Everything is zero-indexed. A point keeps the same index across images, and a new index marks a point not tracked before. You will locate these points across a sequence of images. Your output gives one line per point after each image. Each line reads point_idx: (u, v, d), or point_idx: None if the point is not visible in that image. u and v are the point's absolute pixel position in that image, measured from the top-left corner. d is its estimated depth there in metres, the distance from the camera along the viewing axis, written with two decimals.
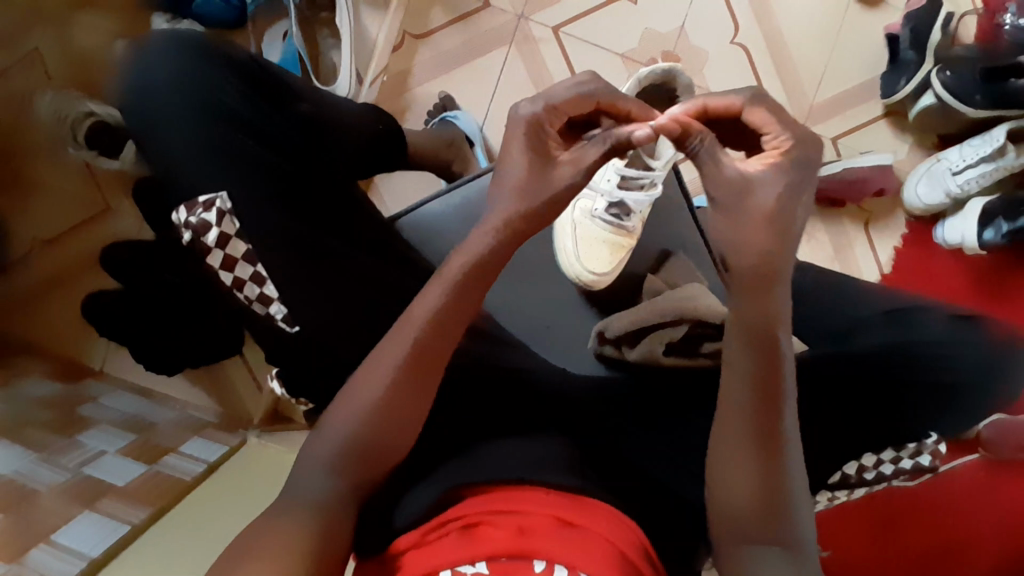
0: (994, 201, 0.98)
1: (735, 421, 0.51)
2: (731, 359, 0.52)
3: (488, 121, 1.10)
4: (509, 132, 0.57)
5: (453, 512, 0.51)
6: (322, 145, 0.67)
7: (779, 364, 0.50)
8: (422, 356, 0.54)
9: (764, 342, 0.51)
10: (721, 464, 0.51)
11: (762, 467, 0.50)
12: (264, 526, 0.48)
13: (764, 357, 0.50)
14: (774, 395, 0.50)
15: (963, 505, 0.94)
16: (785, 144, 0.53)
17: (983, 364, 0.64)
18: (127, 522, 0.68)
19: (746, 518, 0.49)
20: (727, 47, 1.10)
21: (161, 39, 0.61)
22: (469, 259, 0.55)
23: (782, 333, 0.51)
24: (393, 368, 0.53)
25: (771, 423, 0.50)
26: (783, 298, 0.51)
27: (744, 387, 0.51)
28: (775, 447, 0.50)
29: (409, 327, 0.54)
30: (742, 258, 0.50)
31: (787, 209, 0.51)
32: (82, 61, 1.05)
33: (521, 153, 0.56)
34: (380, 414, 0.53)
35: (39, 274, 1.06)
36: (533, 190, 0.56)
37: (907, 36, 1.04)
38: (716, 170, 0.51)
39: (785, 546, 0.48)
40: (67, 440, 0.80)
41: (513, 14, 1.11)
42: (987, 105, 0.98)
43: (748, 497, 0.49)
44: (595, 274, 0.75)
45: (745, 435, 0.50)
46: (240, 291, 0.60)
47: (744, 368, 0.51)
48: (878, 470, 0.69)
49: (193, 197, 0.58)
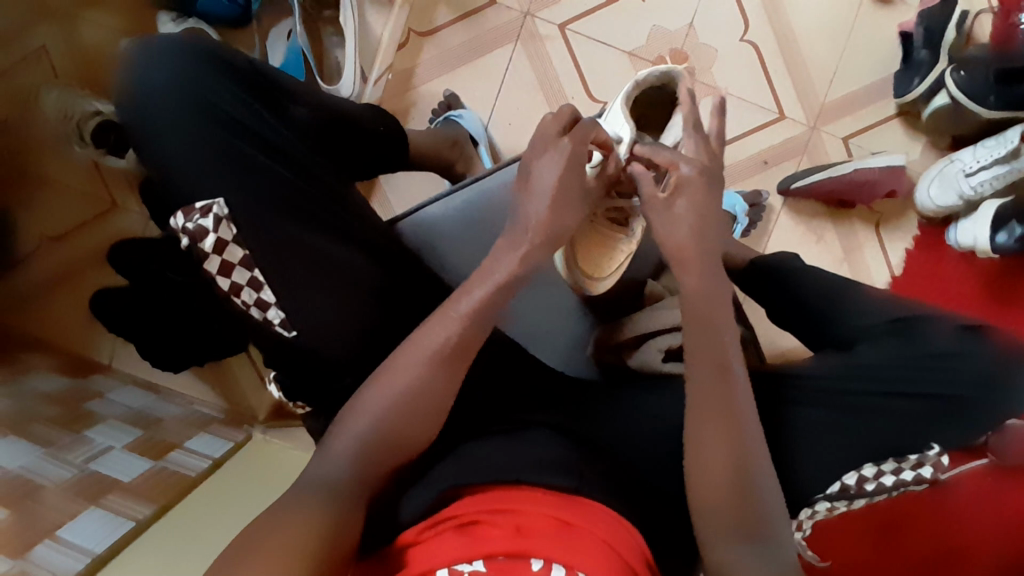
0: (1006, 206, 0.94)
1: (710, 411, 0.52)
2: (690, 346, 0.54)
3: (492, 120, 1.10)
4: (547, 154, 0.62)
5: (445, 511, 0.51)
6: (327, 148, 0.69)
7: (726, 344, 0.54)
8: (454, 349, 0.56)
9: (705, 314, 0.55)
10: (700, 459, 0.51)
11: (737, 456, 0.51)
12: (263, 525, 0.48)
13: (719, 339, 0.54)
14: (731, 375, 0.53)
15: (967, 509, 0.94)
16: (684, 165, 0.58)
17: (983, 379, 0.63)
18: (131, 519, 0.69)
19: (732, 516, 0.50)
20: (736, 45, 1.08)
21: (164, 42, 0.61)
22: (509, 269, 0.58)
23: (721, 314, 0.55)
24: (421, 362, 0.55)
25: (733, 404, 0.52)
26: (725, 290, 0.57)
27: (704, 367, 0.53)
28: (740, 429, 0.52)
29: (444, 318, 0.56)
30: (667, 240, 0.57)
31: (707, 213, 0.58)
32: (87, 58, 1.06)
33: (559, 164, 0.60)
34: (409, 408, 0.54)
35: (48, 271, 1.08)
36: (567, 198, 0.60)
37: (919, 36, 1.02)
38: (662, 209, 0.58)
39: (766, 542, 0.49)
40: (74, 436, 0.81)
41: (519, 12, 1.10)
42: (1000, 107, 0.95)
43: (728, 481, 0.50)
44: (591, 279, 0.73)
45: (710, 415, 0.52)
46: (238, 296, 0.60)
47: (704, 349, 0.54)
48: (879, 481, 0.63)
49: (190, 203, 0.58)
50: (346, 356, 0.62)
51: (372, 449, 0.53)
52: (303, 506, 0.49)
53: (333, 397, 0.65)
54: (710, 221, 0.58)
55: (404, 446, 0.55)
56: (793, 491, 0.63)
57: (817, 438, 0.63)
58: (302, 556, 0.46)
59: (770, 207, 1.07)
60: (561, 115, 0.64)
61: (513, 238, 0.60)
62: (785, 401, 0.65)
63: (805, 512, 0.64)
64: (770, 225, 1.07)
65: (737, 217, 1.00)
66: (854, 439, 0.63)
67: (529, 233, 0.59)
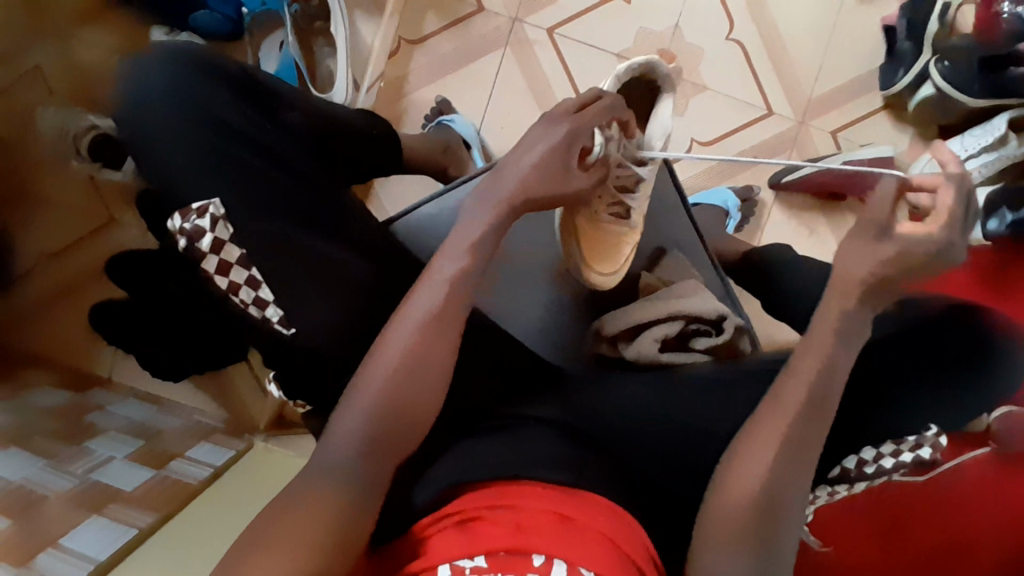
0: (995, 192, 0.97)
1: (775, 428, 0.52)
2: (796, 364, 0.56)
3: (484, 124, 1.11)
4: (537, 130, 0.64)
5: (444, 509, 0.52)
6: (318, 149, 0.70)
7: (831, 388, 0.54)
8: (442, 313, 0.56)
9: (829, 349, 0.55)
10: (733, 470, 0.52)
11: (763, 465, 0.51)
12: (269, 516, 0.48)
13: (827, 370, 0.54)
14: (821, 411, 0.53)
15: (968, 502, 0.81)
16: (945, 218, 0.56)
17: (984, 356, 0.64)
18: (133, 527, 0.68)
19: (735, 512, 0.50)
20: (722, 44, 1.10)
21: (164, 51, 0.62)
22: (491, 229, 0.60)
23: (836, 343, 0.55)
24: (413, 331, 0.55)
25: (802, 435, 0.52)
26: (861, 328, 0.57)
27: (792, 386, 0.54)
28: (785, 447, 0.52)
29: (433, 283, 0.57)
30: (857, 264, 0.57)
31: (920, 262, 0.55)
32: (81, 75, 1.07)
33: (548, 141, 0.62)
34: (402, 385, 0.54)
35: (52, 283, 1.09)
36: (554, 175, 0.61)
37: (903, 28, 1.04)
38: (872, 248, 0.57)
39: (767, 548, 0.50)
40: (75, 448, 0.81)
41: (507, 17, 1.12)
42: (986, 95, 0.97)
43: (744, 491, 0.50)
44: (603, 275, 0.74)
45: (770, 438, 0.52)
46: (235, 295, 0.60)
47: (803, 375, 0.54)
48: (878, 464, 0.65)
49: (186, 205, 0.58)
50: (344, 355, 0.63)
51: (372, 454, 0.52)
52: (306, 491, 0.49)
53: (332, 395, 0.66)
54: (912, 266, 0.55)
55: (402, 433, 0.54)
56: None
57: None
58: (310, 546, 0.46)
59: (763, 202, 1.08)
60: (583, 98, 0.66)
61: (495, 202, 0.61)
62: None
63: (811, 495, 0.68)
64: (763, 219, 1.09)
65: (730, 212, 1.01)
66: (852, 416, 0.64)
67: (515, 199, 0.60)
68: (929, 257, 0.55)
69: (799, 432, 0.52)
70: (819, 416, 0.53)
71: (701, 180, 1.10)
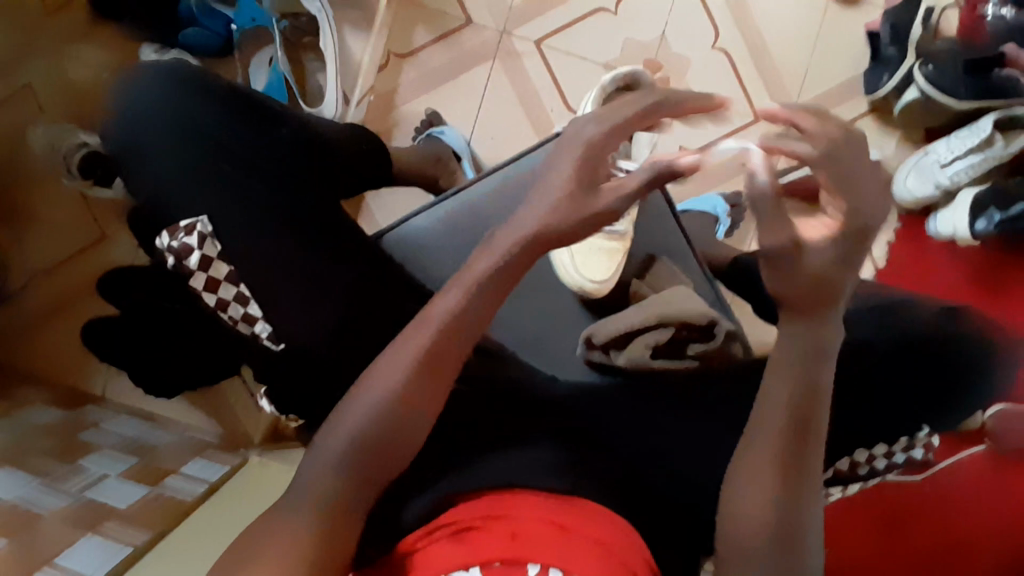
0: (983, 192, 0.98)
1: (768, 451, 0.48)
2: (768, 380, 0.50)
3: (474, 136, 1.12)
4: (564, 147, 0.55)
5: (438, 521, 0.51)
6: (306, 162, 0.67)
7: (815, 396, 0.49)
8: (433, 356, 0.51)
9: (807, 359, 0.49)
10: (734, 500, 0.48)
11: (776, 483, 0.47)
12: (260, 528, 0.47)
13: (804, 378, 0.49)
14: (809, 421, 0.48)
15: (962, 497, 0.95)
16: (841, 205, 0.47)
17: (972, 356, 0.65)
18: (128, 545, 0.67)
19: (748, 538, 0.47)
20: (708, 52, 1.11)
21: (155, 70, 0.64)
22: (495, 267, 0.53)
23: (827, 359, 0.49)
24: (402, 374, 0.51)
25: (797, 452, 0.48)
26: (830, 342, 0.50)
27: (773, 407, 0.49)
28: (788, 467, 0.47)
29: (424, 325, 0.52)
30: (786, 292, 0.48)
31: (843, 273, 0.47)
32: (78, 91, 1.08)
33: (571, 165, 0.53)
34: (391, 416, 0.50)
35: (42, 302, 1.08)
36: (571, 206, 0.52)
37: (886, 33, 1.05)
38: (791, 275, 0.48)
39: (795, 571, 0.46)
40: (70, 466, 0.81)
41: (496, 30, 1.13)
42: (971, 97, 0.99)
43: (755, 522, 0.47)
44: (594, 283, 0.76)
45: (765, 462, 0.48)
46: (224, 311, 0.62)
47: (783, 390, 0.49)
48: (870, 465, 0.68)
49: (175, 222, 0.60)
50: (335, 367, 0.63)
51: (360, 472, 0.49)
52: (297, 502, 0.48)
53: (323, 409, 0.66)
54: (833, 282, 0.47)
55: (396, 455, 0.51)
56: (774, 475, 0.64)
57: None
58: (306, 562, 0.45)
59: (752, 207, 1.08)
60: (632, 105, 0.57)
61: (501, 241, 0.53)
62: None
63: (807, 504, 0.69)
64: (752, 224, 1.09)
65: (719, 218, 1.02)
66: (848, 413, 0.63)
67: (523, 238, 0.53)
68: (839, 267, 0.47)
69: (789, 449, 0.48)
70: (805, 427, 0.48)
71: (692, 187, 1.11)
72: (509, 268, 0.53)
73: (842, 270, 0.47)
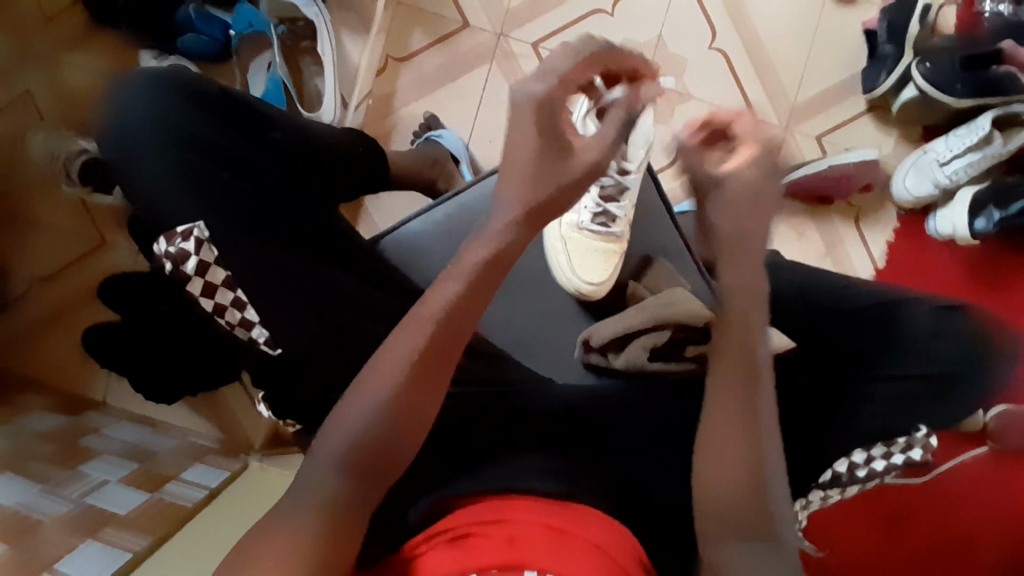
0: (983, 190, 0.99)
1: (727, 409, 0.49)
2: (718, 338, 0.52)
3: (472, 139, 1.12)
4: (518, 114, 0.54)
5: (436, 526, 0.52)
6: (301, 172, 0.69)
7: (755, 351, 0.51)
8: (437, 348, 0.52)
9: (745, 318, 0.53)
10: (705, 464, 0.48)
11: (740, 446, 0.48)
12: (257, 528, 0.48)
13: (751, 339, 0.51)
14: (760, 376, 0.50)
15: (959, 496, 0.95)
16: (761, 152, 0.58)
17: (972, 358, 0.64)
18: (128, 551, 0.67)
19: (721, 495, 0.46)
20: (705, 53, 1.11)
21: (145, 77, 0.64)
22: (492, 251, 0.54)
23: (760, 315, 0.53)
24: (398, 371, 0.51)
25: (756, 411, 0.49)
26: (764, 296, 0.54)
27: (728, 366, 0.51)
28: (755, 425, 0.48)
29: (423, 318, 0.52)
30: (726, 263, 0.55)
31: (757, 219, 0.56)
32: (72, 98, 1.08)
33: (534, 132, 0.54)
34: (384, 421, 0.51)
35: (42, 309, 1.09)
36: (550, 174, 0.55)
37: (883, 31, 1.05)
38: (722, 230, 0.56)
39: (771, 531, 0.45)
40: (70, 472, 0.81)
41: (493, 33, 1.13)
42: (968, 94, 0.99)
43: (731, 485, 0.46)
44: (592, 284, 0.76)
45: (729, 421, 0.49)
46: (222, 316, 0.62)
47: (734, 346, 0.51)
48: (868, 467, 0.67)
49: (171, 228, 0.60)
50: (332, 373, 0.63)
51: (355, 481, 0.50)
52: (290, 505, 0.48)
53: (321, 414, 0.66)
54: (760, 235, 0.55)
55: (394, 461, 0.51)
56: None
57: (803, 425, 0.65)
58: (302, 560, 0.45)
59: None
60: (574, 64, 0.57)
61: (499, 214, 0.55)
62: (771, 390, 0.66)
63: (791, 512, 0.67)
64: None
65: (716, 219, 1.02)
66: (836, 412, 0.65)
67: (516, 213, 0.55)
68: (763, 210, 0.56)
69: (748, 408, 0.49)
70: (753, 381, 0.50)
71: None
72: (505, 254, 0.54)
73: (763, 221, 0.56)
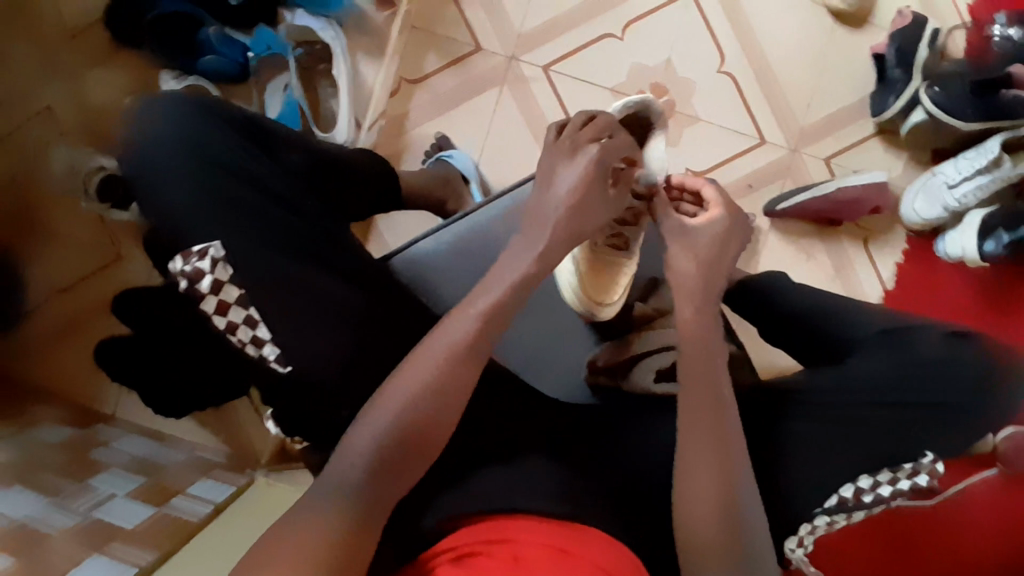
0: (992, 213, 0.97)
1: (701, 441, 0.55)
2: (686, 369, 0.58)
3: (482, 159, 1.14)
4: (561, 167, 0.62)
5: (440, 546, 0.52)
6: (316, 193, 0.71)
7: (718, 379, 0.58)
8: (462, 363, 0.54)
9: (706, 348, 0.59)
10: (684, 493, 0.54)
11: (716, 474, 0.53)
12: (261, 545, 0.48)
13: (712, 373, 0.58)
14: (724, 405, 0.57)
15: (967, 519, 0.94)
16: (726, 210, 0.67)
17: (975, 387, 0.65)
18: (134, 566, 0.67)
19: (699, 524, 0.52)
20: (714, 76, 1.13)
21: (168, 100, 0.65)
22: (527, 270, 0.58)
23: (716, 348, 0.59)
24: (422, 389, 0.52)
25: (724, 437, 0.55)
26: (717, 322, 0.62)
27: (699, 397, 0.56)
28: (729, 457, 0.54)
29: (454, 328, 0.55)
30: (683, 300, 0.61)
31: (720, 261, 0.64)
32: (92, 117, 1.12)
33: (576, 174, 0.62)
34: (400, 440, 0.51)
35: (54, 322, 1.11)
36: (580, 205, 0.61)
37: (892, 56, 1.06)
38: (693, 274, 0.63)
39: (747, 550, 0.52)
40: (79, 484, 0.82)
41: (505, 55, 1.15)
42: (978, 118, 0.99)
43: (709, 513, 0.52)
44: (600, 305, 0.74)
45: (702, 452, 0.54)
46: (234, 334, 0.63)
47: (701, 378, 0.57)
48: (875, 492, 0.64)
49: (187, 247, 0.61)
50: (340, 391, 0.64)
51: (360, 502, 0.50)
52: (294, 522, 0.48)
53: (328, 432, 0.66)
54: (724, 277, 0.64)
55: (401, 482, 0.52)
56: (772, 500, 0.64)
57: (810, 450, 0.65)
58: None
59: (758, 228, 1.09)
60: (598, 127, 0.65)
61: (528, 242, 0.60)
62: (778, 413, 0.67)
63: (791, 540, 0.64)
64: (760, 245, 1.09)
65: None
66: (844, 437, 0.64)
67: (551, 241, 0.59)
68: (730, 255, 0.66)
69: (716, 435, 0.55)
70: (717, 409, 0.56)
71: None
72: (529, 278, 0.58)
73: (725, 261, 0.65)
